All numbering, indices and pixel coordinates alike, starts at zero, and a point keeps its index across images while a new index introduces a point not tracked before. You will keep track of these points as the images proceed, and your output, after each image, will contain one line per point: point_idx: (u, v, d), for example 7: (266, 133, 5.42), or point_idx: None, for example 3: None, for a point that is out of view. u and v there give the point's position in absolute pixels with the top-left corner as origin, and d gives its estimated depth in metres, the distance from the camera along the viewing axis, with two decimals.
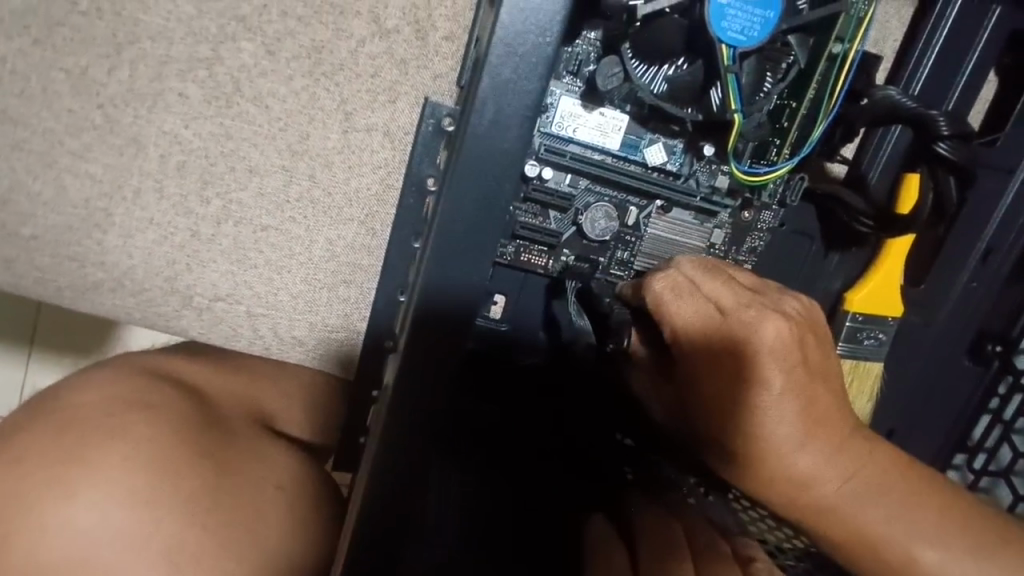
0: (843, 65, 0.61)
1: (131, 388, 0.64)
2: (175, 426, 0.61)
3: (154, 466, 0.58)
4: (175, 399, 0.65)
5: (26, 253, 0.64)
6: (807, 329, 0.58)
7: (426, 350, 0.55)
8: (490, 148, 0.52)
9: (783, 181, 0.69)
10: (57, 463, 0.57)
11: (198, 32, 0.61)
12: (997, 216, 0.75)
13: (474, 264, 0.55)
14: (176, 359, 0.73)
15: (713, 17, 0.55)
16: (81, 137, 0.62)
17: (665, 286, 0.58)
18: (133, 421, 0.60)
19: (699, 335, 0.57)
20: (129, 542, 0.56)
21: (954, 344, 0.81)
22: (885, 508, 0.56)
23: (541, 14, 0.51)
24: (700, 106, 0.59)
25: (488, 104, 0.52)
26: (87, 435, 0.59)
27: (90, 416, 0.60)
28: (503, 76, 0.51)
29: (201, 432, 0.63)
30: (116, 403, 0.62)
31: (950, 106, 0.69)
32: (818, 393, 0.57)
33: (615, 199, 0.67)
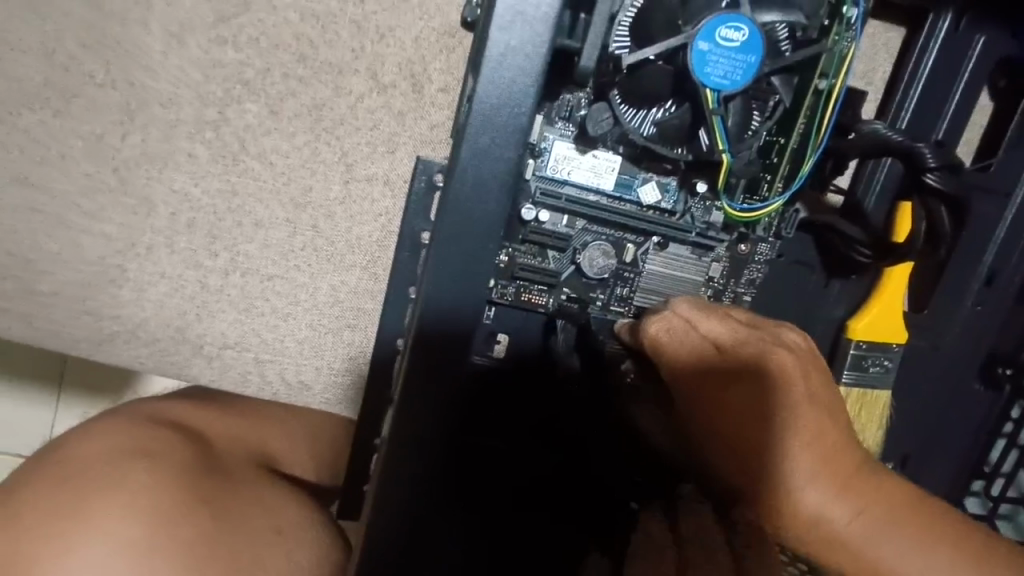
0: (829, 100, 0.62)
1: (132, 439, 0.66)
2: (179, 477, 0.63)
3: (152, 518, 0.60)
4: (175, 447, 0.67)
5: (44, 311, 0.67)
6: (811, 365, 0.60)
7: (420, 384, 0.57)
8: (469, 208, 0.54)
9: (778, 213, 0.70)
10: (59, 516, 0.59)
11: (204, 96, 0.64)
12: (997, 241, 0.76)
13: (460, 314, 0.57)
14: (190, 410, 0.75)
15: (696, 63, 0.56)
16: (96, 199, 0.65)
17: (659, 327, 0.62)
18: (135, 476, 0.62)
19: (694, 369, 0.61)
20: None
21: (962, 369, 0.81)
22: (899, 545, 0.55)
23: (515, 84, 0.52)
24: (691, 147, 0.61)
25: (476, 159, 0.54)
26: (87, 489, 0.61)
27: (92, 473, 0.62)
28: (482, 137, 0.53)
29: (199, 480, 0.64)
30: (116, 454, 0.64)
31: (940, 134, 0.70)
32: (825, 426, 0.58)
33: (611, 237, 0.69)
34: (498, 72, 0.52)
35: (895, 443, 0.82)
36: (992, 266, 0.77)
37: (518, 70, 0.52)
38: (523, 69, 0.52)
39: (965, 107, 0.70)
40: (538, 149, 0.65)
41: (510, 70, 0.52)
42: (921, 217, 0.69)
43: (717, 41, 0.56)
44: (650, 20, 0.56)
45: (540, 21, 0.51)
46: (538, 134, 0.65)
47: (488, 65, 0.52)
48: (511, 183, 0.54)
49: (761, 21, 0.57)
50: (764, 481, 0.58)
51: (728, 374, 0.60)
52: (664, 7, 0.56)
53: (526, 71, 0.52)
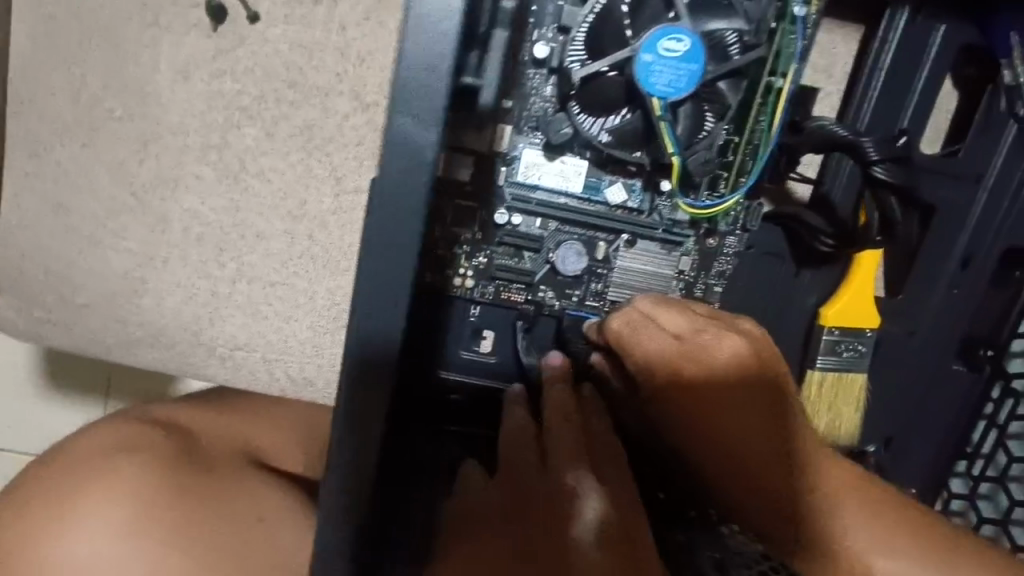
0: (778, 97, 0.65)
1: (125, 435, 0.75)
2: (164, 465, 0.72)
3: (134, 502, 0.68)
4: (160, 441, 0.75)
5: (80, 319, 0.75)
6: (765, 350, 0.65)
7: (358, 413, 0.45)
8: (389, 273, 0.42)
9: (743, 207, 0.73)
10: (56, 503, 0.69)
11: (208, 123, 0.72)
12: (969, 225, 0.77)
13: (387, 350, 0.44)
14: (191, 412, 0.84)
15: (641, 74, 0.59)
16: (118, 219, 0.73)
17: (622, 322, 0.68)
18: (124, 471, 0.71)
19: (657, 360, 0.66)
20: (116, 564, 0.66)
21: (940, 352, 0.83)
22: (849, 519, 0.65)
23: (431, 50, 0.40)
24: (647, 150, 0.64)
25: (389, 218, 0.41)
26: (81, 480, 0.70)
27: (85, 468, 0.71)
28: (396, 186, 0.41)
29: (178, 467, 0.73)
30: (108, 449, 0.73)
31: (906, 123, 0.72)
32: (783, 410, 0.65)
33: (583, 236, 0.74)
34: (413, 103, 0.40)
35: (875, 425, 0.85)
36: (966, 251, 0.78)
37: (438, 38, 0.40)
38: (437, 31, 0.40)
39: (932, 95, 0.71)
40: (510, 157, 0.70)
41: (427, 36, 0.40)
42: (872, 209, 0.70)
43: (659, 52, 0.58)
44: (600, 37, 0.60)
45: (450, 33, 0.40)
46: (508, 144, 0.70)
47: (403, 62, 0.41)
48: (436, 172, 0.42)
49: (707, 29, 0.60)
50: (731, 460, 0.66)
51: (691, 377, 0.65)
52: (612, 23, 0.60)
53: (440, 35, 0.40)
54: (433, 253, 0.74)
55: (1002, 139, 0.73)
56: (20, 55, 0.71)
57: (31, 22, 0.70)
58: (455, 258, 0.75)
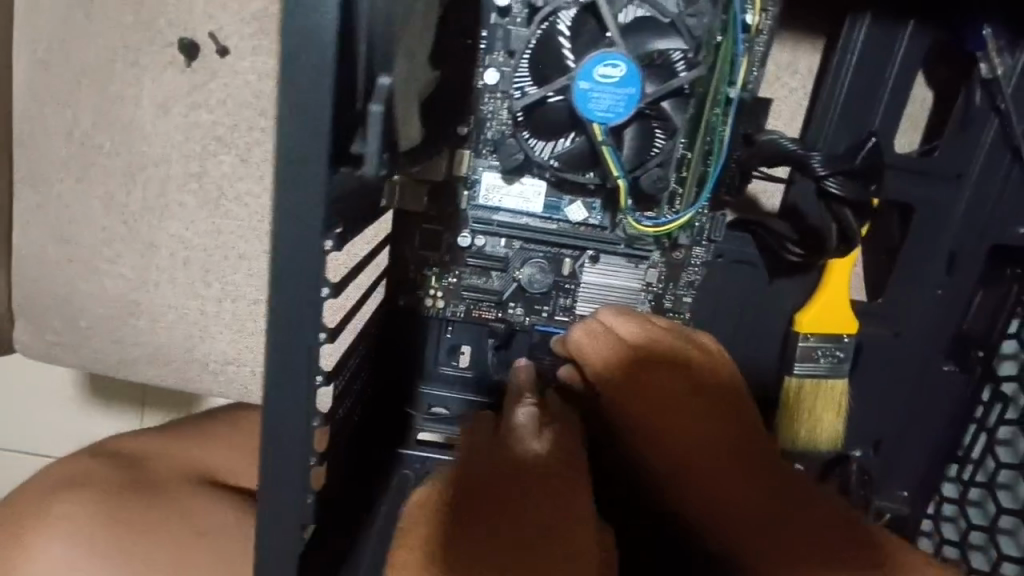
0: (730, 114, 0.65)
1: (74, 471, 0.75)
2: (106, 498, 0.71)
3: (77, 536, 0.68)
4: (107, 473, 0.75)
5: (85, 339, 0.82)
6: (719, 360, 0.69)
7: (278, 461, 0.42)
8: (288, 364, 0.39)
9: (707, 216, 0.73)
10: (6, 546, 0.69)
11: (188, 154, 0.76)
12: (953, 223, 0.74)
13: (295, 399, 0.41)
14: (154, 440, 0.84)
15: (579, 101, 0.59)
16: (112, 246, 0.79)
17: (582, 330, 0.69)
18: (80, 506, 0.70)
19: (610, 363, 0.67)
20: None
21: (927, 355, 0.79)
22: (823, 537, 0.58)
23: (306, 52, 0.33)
24: (598, 171, 0.65)
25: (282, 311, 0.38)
26: (29, 520, 0.70)
27: (32, 508, 0.71)
28: (285, 279, 0.38)
29: (121, 497, 0.72)
30: (56, 485, 0.73)
31: (877, 122, 0.69)
32: (739, 409, 0.67)
33: (548, 254, 0.75)
34: (294, 190, 0.35)
35: (861, 429, 0.83)
36: (949, 250, 0.75)
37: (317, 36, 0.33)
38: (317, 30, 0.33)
39: (900, 92, 0.68)
40: (470, 181, 0.72)
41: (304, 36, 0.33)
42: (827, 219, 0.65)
43: (595, 79, 0.58)
44: (539, 60, 0.62)
45: (329, 61, 0.33)
46: (468, 168, 0.72)
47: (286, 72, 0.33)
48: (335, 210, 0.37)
49: (655, 49, 0.61)
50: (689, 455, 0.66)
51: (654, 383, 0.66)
52: (550, 47, 0.61)
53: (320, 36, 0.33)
54: (403, 273, 0.77)
55: (980, 132, 0.70)
56: (19, 100, 0.77)
57: (28, 68, 0.76)
58: (425, 280, 0.77)
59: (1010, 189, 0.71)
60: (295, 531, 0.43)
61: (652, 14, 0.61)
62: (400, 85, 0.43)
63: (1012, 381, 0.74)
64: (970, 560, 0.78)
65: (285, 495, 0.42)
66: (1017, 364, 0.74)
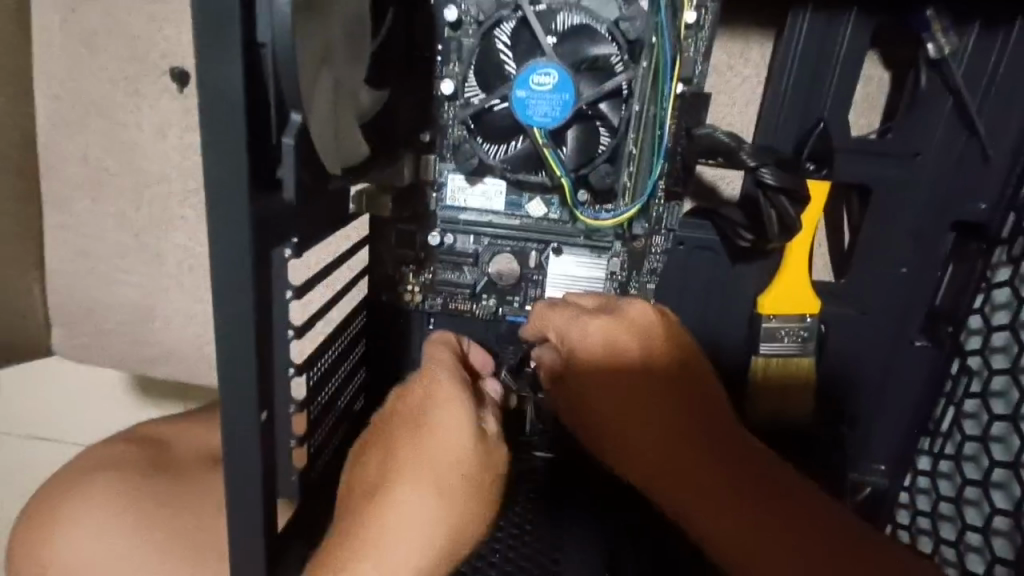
0: (670, 109, 0.67)
1: (99, 452, 0.87)
2: (121, 470, 0.83)
3: (94, 504, 0.79)
4: (125, 452, 0.86)
5: (110, 338, 0.94)
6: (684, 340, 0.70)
7: (238, 441, 0.49)
8: (235, 357, 0.46)
9: (663, 205, 0.75)
10: (44, 515, 0.82)
11: (186, 172, 0.86)
12: (914, 200, 0.74)
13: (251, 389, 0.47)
14: (174, 424, 0.95)
15: (518, 109, 0.65)
16: (126, 256, 0.90)
17: (549, 303, 0.73)
18: (87, 497, 0.80)
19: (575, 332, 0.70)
20: (89, 558, 0.77)
21: (895, 332, 0.80)
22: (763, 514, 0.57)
23: (214, 93, 0.38)
24: (544, 171, 0.69)
25: (225, 318, 0.44)
26: (62, 492, 0.83)
27: (63, 484, 0.83)
28: (223, 289, 0.44)
29: (133, 471, 0.83)
30: (84, 464, 0.85)
31: (828, 106, 0.70)
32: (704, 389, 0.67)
33: (515, 248, 0.80)
34: (219, 213, 0.41)
35: (837, 407, 0.83)
36: (910, 228, 0.75)
37: (219, 82, 0.38)
38: (223, 79, 0.38)
39: (844, 75, 0.69)
40: (437, 183, 0.77)
41: (211, 81, 0.38)
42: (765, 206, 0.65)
43: (532, 87, 0.64)
44: (483, 71, 0.67)
45: (237, 95, 0.38)
46: (435, 171, 0.76)
47: (203, 109, 0.39)
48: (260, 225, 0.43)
49: (592, 55, 0.65)
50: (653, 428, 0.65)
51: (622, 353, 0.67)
52: (489, 58, 0.66)
53: (228, 84, 0.38)
54: (382, 271, 0.83)
55: (936, 110, 0.70)
56: (43, 132, 0.88)
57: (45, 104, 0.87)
58: (402, 277, 0.83)
59: (969, 165, 0.71)
60: (256, 499, 0.51)
61: (586, 21, 0.64)
62: (325, 116, 0.48)
63: (977, 355, 0.75)
64: (939, 530, 0.77)
65: (243, 468, 0.50)
66: (982, 338, 0.74)
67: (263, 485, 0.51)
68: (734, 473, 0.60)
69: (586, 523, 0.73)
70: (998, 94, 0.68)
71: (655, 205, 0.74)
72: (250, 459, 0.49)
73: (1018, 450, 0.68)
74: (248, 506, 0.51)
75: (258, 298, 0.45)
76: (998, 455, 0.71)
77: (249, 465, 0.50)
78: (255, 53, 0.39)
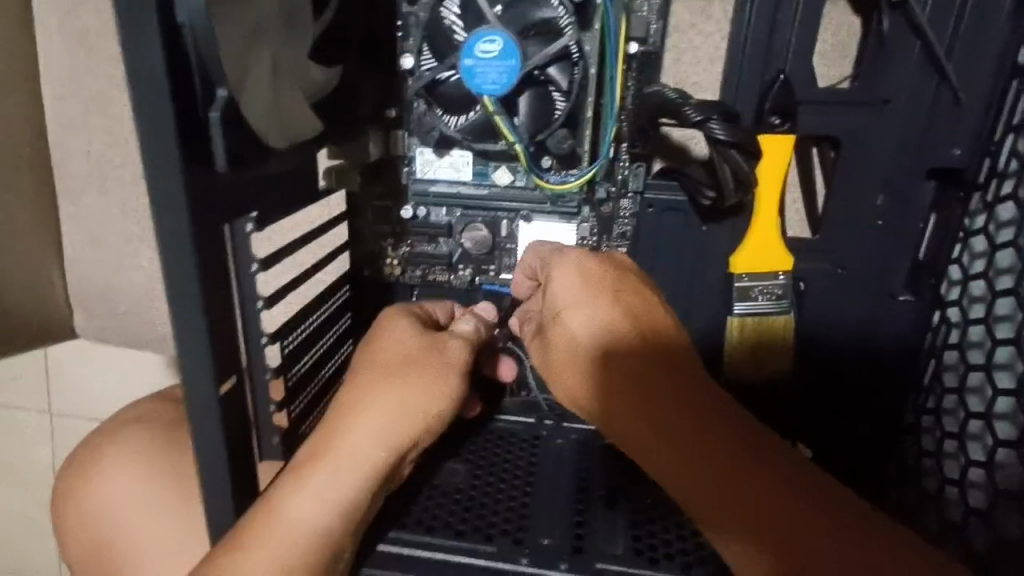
0: (619, 71, 0.69)
1: (129, 410, 0.98)
2: (135, 432, 0.92)
3: (110, 459, 0.90)
4: (146, 413, 0.96)
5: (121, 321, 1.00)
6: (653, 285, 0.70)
7: (203, 399, 0.53)
8: (188, 321, 0.50)
9: (627, 167, 0.77)
10: (76, 459, 0.94)
11: None
12: (888, 151, 0.73)
13: (208, 351, 0.52)
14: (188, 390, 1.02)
15: (466, 77, 0.66)
16: (131, 243, 0.97)
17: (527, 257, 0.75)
18: (112, 458, 0.90)
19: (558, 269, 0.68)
20: (101, 506, 0.88)
21: (876, 286, 0.78)
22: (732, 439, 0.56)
23: (140, 75, 0.41)
24: (500, 140, 0.71)
25: (173, 283, 0.49)
26: (93, 441, 0.94)
27: (94, 435, 0.95)
28: (169, 259, 0.47)
29: (145, 432, 0.92)
30: (115, 419, 0.97)
31: (788, 59, 0.69)
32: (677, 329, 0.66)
33: (487, 217, 0.81)
34: (155, 187, 0.45)
35: (819, 368, 0.82)
36: (883, 177, 0.74)
37: (143, 64, 0.41)
38: (147, 61, 0.41)
39: (803, 25, 0.68)
40: (407, 157, 0.79)
41: (137, 65, 0.41)
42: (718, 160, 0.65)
43: (478, 56, 0.65)
44: (436, 45, 0.69)
45: (161, 76, 0.41)
46: (405, 146, 0.78)
47: (132, 91, 0.42)
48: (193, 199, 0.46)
49: (538, 19, 0.66)
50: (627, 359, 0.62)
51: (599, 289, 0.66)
52: (439, 30, 0.68)
53: (152, 67, 0.41)
54: (363, 247, 0.86)
55: (902, 56, 0.69)
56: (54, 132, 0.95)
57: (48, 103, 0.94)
58: (382, 251, 0.86)
59: (942, 109, 0.70)
60: (220, 448, 0.56)
61: None
62: (263, 91, 0.51)
63: (955, 306, 0.72)
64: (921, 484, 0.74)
65: (205, 422, 0.54)
66: (962, 289, 0.71)
67: (225, 436, 0.56)
68: (704, 403, 0.58)
69: (559, 481, 0.75)
70: (966, 35, 0.67)
71: (620, 167, 0.76)
72: (209, 413, 0.54)
73: (991, 400, 0.65)
74: (213, 455, 0.56)
75: (203, 263, 0.49)
76: (974, 407, 0.68)
77: (211, 419, 0.54)
78: (174, 33, 0.42)
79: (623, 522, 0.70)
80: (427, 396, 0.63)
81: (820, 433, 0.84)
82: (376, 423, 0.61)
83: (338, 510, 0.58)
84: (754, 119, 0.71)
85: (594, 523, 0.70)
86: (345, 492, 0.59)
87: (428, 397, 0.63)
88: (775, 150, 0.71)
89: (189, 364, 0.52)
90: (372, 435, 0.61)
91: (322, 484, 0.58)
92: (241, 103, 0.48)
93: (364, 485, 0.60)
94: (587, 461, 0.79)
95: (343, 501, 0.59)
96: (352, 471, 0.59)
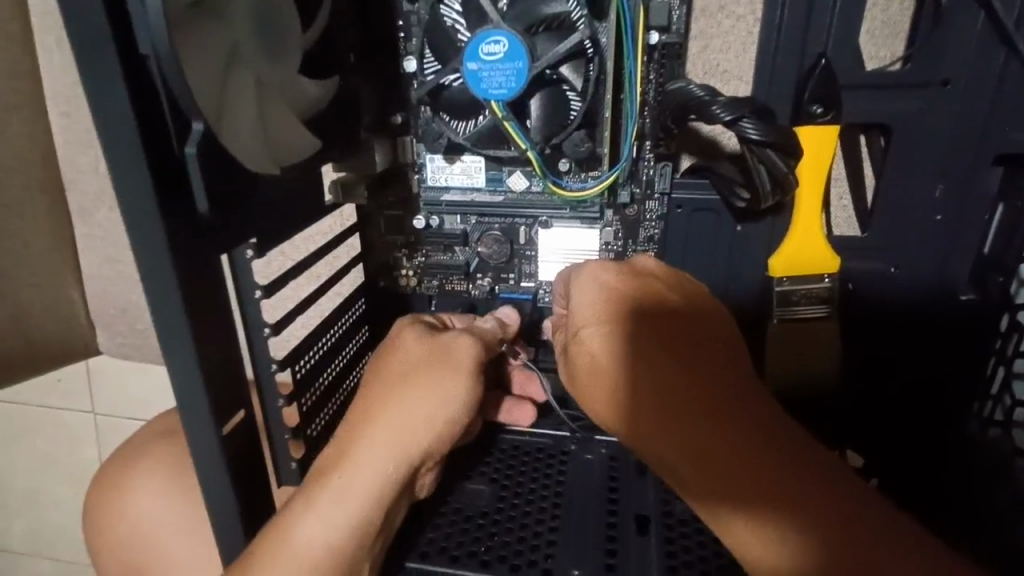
0: (638, 65, 0.64)
1: (158, 423, 0.97)
2: (160, 450, 0.91)
3: (137, 476, 0.90)
4: (175, 428, 0.95)
5: None
6: (690, 292, 0.66)
7: (202, 439, 0.51)
8: (182, 360, 0.48)
9: (651, 166, 0.71)
10: (110, 466, 0.95)
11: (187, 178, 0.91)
12: (945, 136, 0.65)
13: (204, 390, 0.49)
14: None
15: (471, 83, 0.62)
16: None
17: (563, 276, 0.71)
18: (136, 478, 0.90)
19: (590, 283, 0.65)
20: (127, 523, 0.89)
21: (936, 282, 0.71)
22: (782, 456, 0.52)
23: (103, 110, 0.39)
24: (510, 143, 0.66)
25: (161, 321, 0.46)
26: (126, 450, 0.94)
27: (126, 447, 0.95)
28: (158, 298, 0.46)
29: (169, 452, 0.91)
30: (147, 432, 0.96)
31: (826, 39, 0.63)
32: (715, 341, 0.62)
33: (503, 225, 0.76)
34: (137, 223, 0.43)
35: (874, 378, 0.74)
36: (940, 165, 0.66)
37: (105, 95, 0.39)
38: (110, 94, 0.39)
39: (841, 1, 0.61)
40: (418, 164, 0.74)
41: (99, 97, 0.39)
42: (752, 159, 0.61)
43: (482, 58, 0.61)
44: (437, 47, 0.64)
45: (127, 108, 0.39)
46: (414, 153, 0.74)
47: (99, 127, 0.40)
48: (170, 234, 0.44)
49: (546, 13, 0.61)
50: (668, 375, 0.58)
51: (635, 306, 0.62)
52: (441, 31, 0.64)
53: (117, 99, 0.39)
54: (377, 259, 0.82)
55: (953, 32, 0.61)
56: (61, 149, 0.99)
57: (69, 126, 0.96)
58: (397, 262, 0.82)
59: (1011, 87, 0.62)
60: (224, 484, 0.53)
61: None
62: (242, 118, 0.49)
63: None
64: None
65: (206, 455, 0.52)
66: None
67: (231, 474, 0.53)
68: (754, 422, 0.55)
69: (589, 498, 0.70)
70: None
71: (644, 166, 0.71)
72: (209, 448, 0.52)
73: None
74: (219, 493, 0.54)
75: (191, 299, 0.46)
76: None
77: (213, 459, 0.52)
78: (139, 67, 0.40)
79: (657, 544, 0.64)
80: (430, 393, 0.58)
81: (871, 445, 0.75)
82: (388, 434, 0.57)
83: (349, 526, 0.54)
84: (791, 111, 0.65)
85: (630, 553, 0.64)
86: (356, 507, 0.55)
87: (440, 400, 0.58)
88: (815, 140, 0.64)
89: (186, 404, 0.50)
90: (384, 444, 0.57)
91: (331, 502, 0.55)
92: (217, 139, 0.45)
93: (377, 497, 0.56)
94: (618, 479, 0.73)
95: (353, 520, 0.55)
96: (363, 486, 0.56)
